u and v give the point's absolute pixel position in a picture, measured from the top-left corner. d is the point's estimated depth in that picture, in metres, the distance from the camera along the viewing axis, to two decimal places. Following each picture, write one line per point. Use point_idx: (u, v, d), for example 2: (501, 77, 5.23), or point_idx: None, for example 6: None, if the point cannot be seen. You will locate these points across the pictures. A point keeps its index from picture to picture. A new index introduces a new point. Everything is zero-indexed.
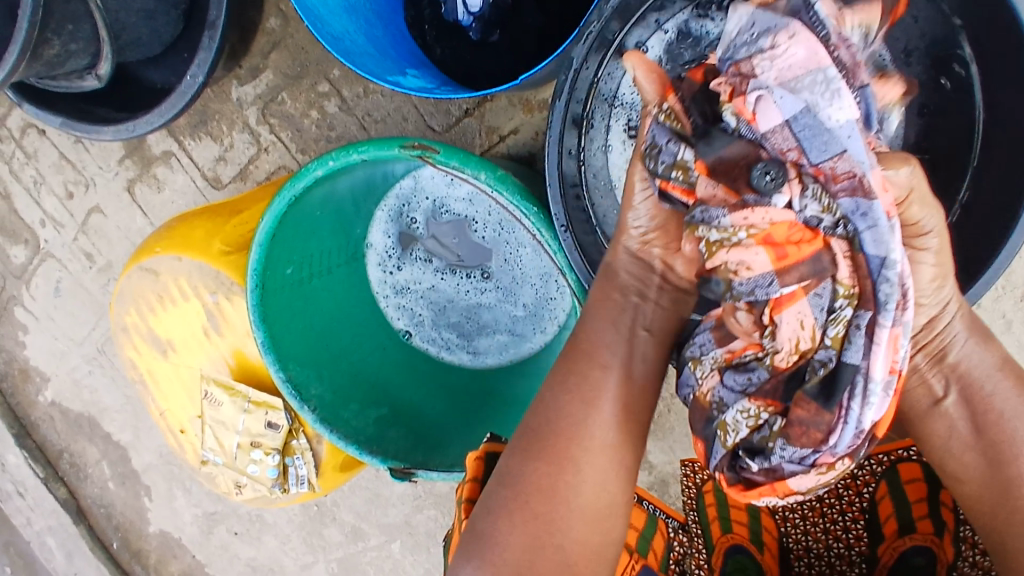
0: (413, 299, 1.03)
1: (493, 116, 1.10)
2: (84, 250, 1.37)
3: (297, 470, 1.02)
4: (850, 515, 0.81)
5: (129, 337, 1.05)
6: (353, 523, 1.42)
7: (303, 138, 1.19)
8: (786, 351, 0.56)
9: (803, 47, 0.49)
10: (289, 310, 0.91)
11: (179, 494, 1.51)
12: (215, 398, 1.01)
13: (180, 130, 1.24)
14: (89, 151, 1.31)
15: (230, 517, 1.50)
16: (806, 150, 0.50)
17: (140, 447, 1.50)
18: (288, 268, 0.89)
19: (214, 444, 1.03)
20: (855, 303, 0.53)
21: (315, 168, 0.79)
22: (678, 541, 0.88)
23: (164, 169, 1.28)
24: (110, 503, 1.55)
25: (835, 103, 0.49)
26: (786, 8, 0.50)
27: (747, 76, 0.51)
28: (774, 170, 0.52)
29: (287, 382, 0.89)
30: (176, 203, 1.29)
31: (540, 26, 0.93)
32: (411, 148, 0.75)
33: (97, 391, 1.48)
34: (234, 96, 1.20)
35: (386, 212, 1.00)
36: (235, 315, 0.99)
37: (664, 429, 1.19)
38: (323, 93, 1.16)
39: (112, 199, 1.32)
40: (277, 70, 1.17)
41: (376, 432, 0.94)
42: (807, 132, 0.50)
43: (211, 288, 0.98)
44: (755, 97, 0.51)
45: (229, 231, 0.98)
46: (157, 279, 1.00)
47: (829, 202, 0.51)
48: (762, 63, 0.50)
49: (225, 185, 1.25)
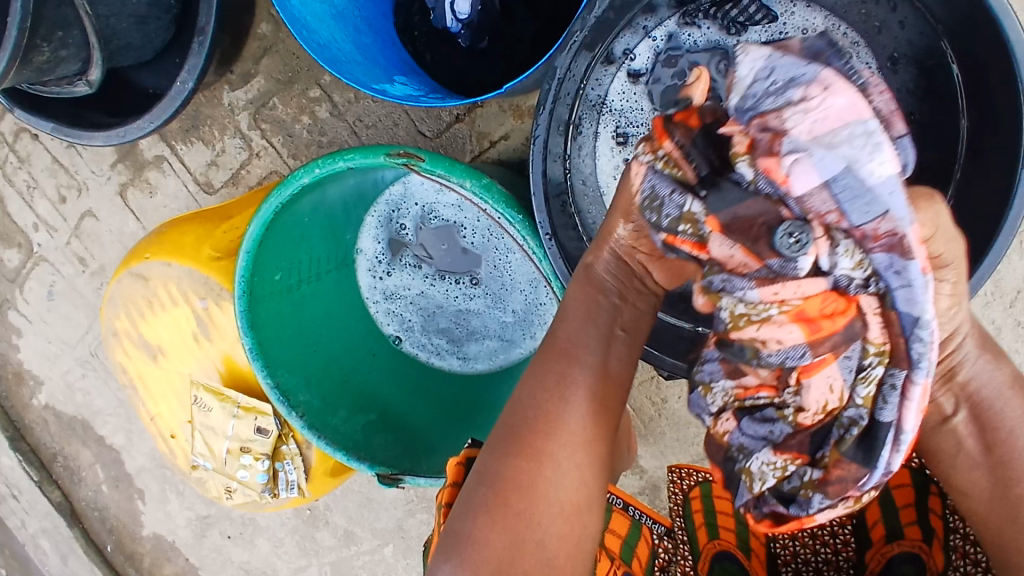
0: (403, 304, 1.03)
1: (483, 122, 1.10)
2: (77, 254, 1.37)
3: (287, 476, 1.02)
4: (837, 521, 0.80)
5: (120, 341, 1.05)
6: (345, 527, 1.42)
7: (295, 143, 1.19)
8: (813, 410, 0.49)
9: (839, 103, 0.43)
10: (278, 317, 0.91)
11: (172, 498, 1.51)
12: (205, 404, 1.01)
13: (172, 134, 1.24)
14: (81, 155, 1.31)
15: (223, 520, 1.50)
16: (844, 211, 0.42)
17: (133, 450, 1.50)
18: (277, 274, 0.90)
19: (204, 449, 1.03)
20: (888, 361, 0.46)
21: (302, 176, 0.79)
22: (663, 547, 0.86)
23: (156, 173, 1.28)
24: (104, 506, 1.56)
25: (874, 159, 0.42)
26: (803, 52, 0.46)
27: (775, 134, 0.44)
28: (799, 231, 0.44)
29: (275, 389, 0.89)
30: (168, 207, 1.29)
31: (529, 33, 0.93)
32: (397, 156, 0.75)
33: (90, 394, 1.48)
34: (226, 101, 1.20)
35: (376, 218, 1.00)
36: (224, 321, 0.99)
37: (654, 434, 1.19)
38: (314, 98, 1.16)
39: (105, 203, 1.32)
40: (269, 75, 1.17)
41: (364, 438, 0.95)
42: (846, 193, 0.42)
43: (201, 294, 0.98)
44: (788, 159, 0.43)
45: (218, 237, 0.98)
46: (146, 284, 1.00)
47: (861, 259, 0.43)
48: (793, 116, 0.43)
49: (216, 189, 1.25)
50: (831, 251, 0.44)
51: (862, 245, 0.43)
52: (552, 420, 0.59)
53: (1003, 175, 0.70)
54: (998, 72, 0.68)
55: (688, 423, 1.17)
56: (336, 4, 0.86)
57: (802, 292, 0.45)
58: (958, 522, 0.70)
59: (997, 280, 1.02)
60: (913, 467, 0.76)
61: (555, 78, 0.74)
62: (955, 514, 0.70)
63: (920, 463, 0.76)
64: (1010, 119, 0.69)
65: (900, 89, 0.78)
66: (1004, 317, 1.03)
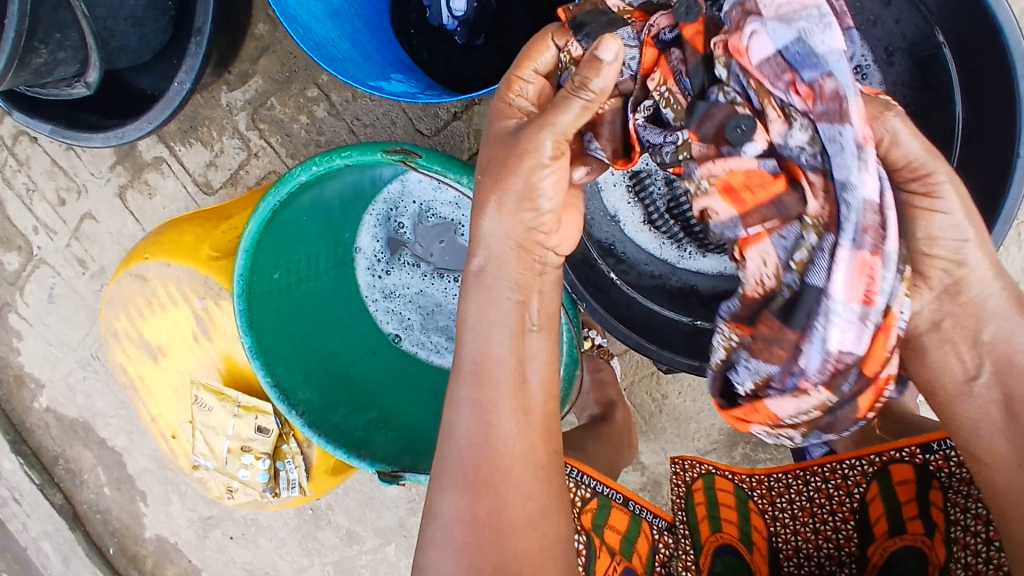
0: (401, 302, 1.03)
1: (481, 120, 1.10)
2: (77, 256, 1.38)
3: (288, 475, 1.02)
4: (840, 516, 0.80)
5: (119, 342, 1.06)
6: (347, 527, 1.42)
7: (293, 143, 1.19)
8: (752, 281, 0.63)
9: None
10: (276, 316, 0.91)
11: (174, 499, 1.51)
12: (206, 404, 1.01)
13: (171, 136, 1.24)
14: (80, 157, 1.31)
15: (224, 521, 1.50)
16: (799, 68, 0.55)
17: (135, 451, 1.51)
18: (276, 273, 0.90)
19: (205, 448, 1.03)
20: (822, 229, 0.58)
21: (299, 174, 0.79)
22: (664, 542, 0.85)
23: (155, 175, 1.28)
24: (106, 508, 1.56)
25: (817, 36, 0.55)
26: None
27: (749, 12, 0.57)
28: (745, 123, 0.57)
29: (275, 387, 0.89)
30: (167, 209, 1.29)
31: (525, 30, 0.93)
32: (394, 153, 0.75)
33: (92, 396, 1.48)
34: (224, 101, 1.20)
35: (374, 216, 1.00)
36: (224, 320, 0.99)
37: (655, 430, 1.19)
38: (311, 98, 1.16)
39: (104, 205, 1.33)
40: (266, 75, 1.17)
41: (364, 437, 0.94)
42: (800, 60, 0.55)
43: (200, 293, 0.98)
44: (749, 31, 0.56)
45: (218, 236, 0.98)
46: (145, 284, 1.00)
47: (810, 133, 0.56)
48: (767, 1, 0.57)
49: (215, 190, 1.25)
50: (795, 99, 0.56)
51: (811, 102, 0.55)
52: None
53: (999, 165, 0.70)
54: (993, 62, 0.69)
55: (689, 418, 1.17)
56: (332, 3, 0.87)
57: (730, 167, 0.59)
58: (959, 515, 0.70)
59: None
60: (917, 462, 0.76)
61: None
62: (957, 507, 0.71)
63: (923, 459, 0.76)
64: (1005, 108, 0.69)
65: (897, 81, 0.78)
66: None
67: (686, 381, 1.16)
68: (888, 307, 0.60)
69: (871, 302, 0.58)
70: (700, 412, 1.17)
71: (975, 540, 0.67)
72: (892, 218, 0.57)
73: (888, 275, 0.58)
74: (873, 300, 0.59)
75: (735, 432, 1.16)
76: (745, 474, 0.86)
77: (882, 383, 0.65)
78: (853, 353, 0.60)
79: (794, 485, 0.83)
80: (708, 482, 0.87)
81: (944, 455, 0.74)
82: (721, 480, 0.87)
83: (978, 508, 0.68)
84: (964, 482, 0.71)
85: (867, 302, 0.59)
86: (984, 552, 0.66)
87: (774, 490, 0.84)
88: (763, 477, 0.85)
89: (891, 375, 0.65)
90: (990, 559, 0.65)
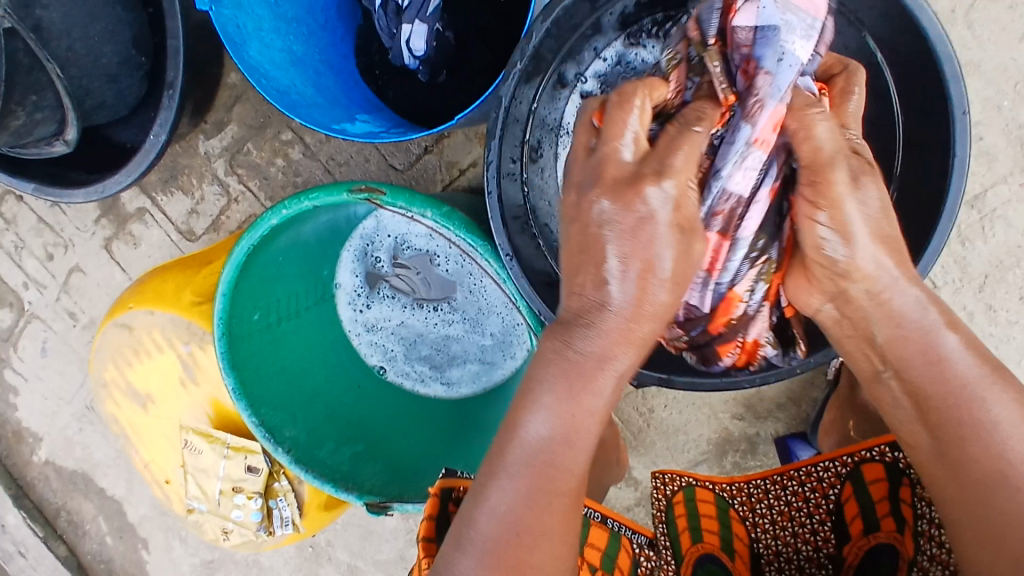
0: (384, 335, 1.05)
1: (452, 152, 1.13)
2: (68, 309, 1.40)
3: (281, 513, 1.03)
4: (818, 518, 0.82)
5: (109, 392, 1.07)
6: (349, 562, 1.43)
7: (271, 185, 1.22)
8: None
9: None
10: (258, 356, 0.93)
11: (176, 545, 1.52)
12: (195, 447, 1.02)
13: (152, 186, 1.27)
14: (66, 212, 1.34)
15: (227, 564, 1.50)
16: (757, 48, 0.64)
17: (135, 499, 1.51)
18: (255, 314, 0.92)
19: (197, 492, 1.04)
20: None
21: (270, 218, 0.81)
22: (645, 556, 0.87)
23: (139, 225, 1.31)
24: (110, 558, 1.56)
25: (793, 39, 0.63)
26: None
27: None
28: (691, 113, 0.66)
29: (260, 426, 0.90)
30: (153, 257, 1.31)
31: (486, 64, 0.97)
32: (359, 192, 0.77)
33: (89, 447, 1.50)
34: (202, 149, 1.23)
35: (352, 253, 1.03)
36: (209, 364, 1.01)
37: (645, 445, 1.20)
38: (286, 141, 1.19)
39: (91, 258, 1.35)
40: (241, 122, 1.20)
41: (351, 469, 0.96)
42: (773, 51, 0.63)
43: (184, 339, 1.00)
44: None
45: (199, 282, 1.00)
46: (131, 333, 1.02)
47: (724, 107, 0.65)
48: None
49: (199, 236, 1.28)
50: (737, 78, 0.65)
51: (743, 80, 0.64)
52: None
53: (939, 165, 0.72)
54: (925, 66, 0.71)
55: (677, 431, 1.18)
56: (295, 50, 0.90)
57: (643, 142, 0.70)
58: (925, 510, 0.71)
59: (964, 266, 1.04)
60: (887, 460, 0.77)
61: (501, 107, 0.75)
62: (923, 502, 0.71)
63: (892, 456, 0.76)
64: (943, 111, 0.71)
65: None
66: (975, 302, 1.04)
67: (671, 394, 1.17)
68: (732, 287, 0.71)
69: (713, 273, 0.70)
70: (687, 424, 1.18)
71: (937, 533, 0.68)
72: (756, 208, 0.67)
73: (738, 256, 0.69)
74: (716, 271, 0.70)
75: (723, 441, 1.17)
76: (725, 482, 0.88)
77: (748, 345, 0.77)
78: (697, 307, 0.73)
79: (772, 490, 0.85)
80: (689, 493, 0.88)
81: (912, 451, 0.75)
82: (703, 490, 0.88)
83: (942, 501, 0.69)
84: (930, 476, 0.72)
85: (711, 270, 0.70)
86: (948, 544, 0.67)
87: (753, 496, 0.86)
88: (742, 484, 0.87)
89: (755, 338, 0.76)
90: (952, 550, 0.66)
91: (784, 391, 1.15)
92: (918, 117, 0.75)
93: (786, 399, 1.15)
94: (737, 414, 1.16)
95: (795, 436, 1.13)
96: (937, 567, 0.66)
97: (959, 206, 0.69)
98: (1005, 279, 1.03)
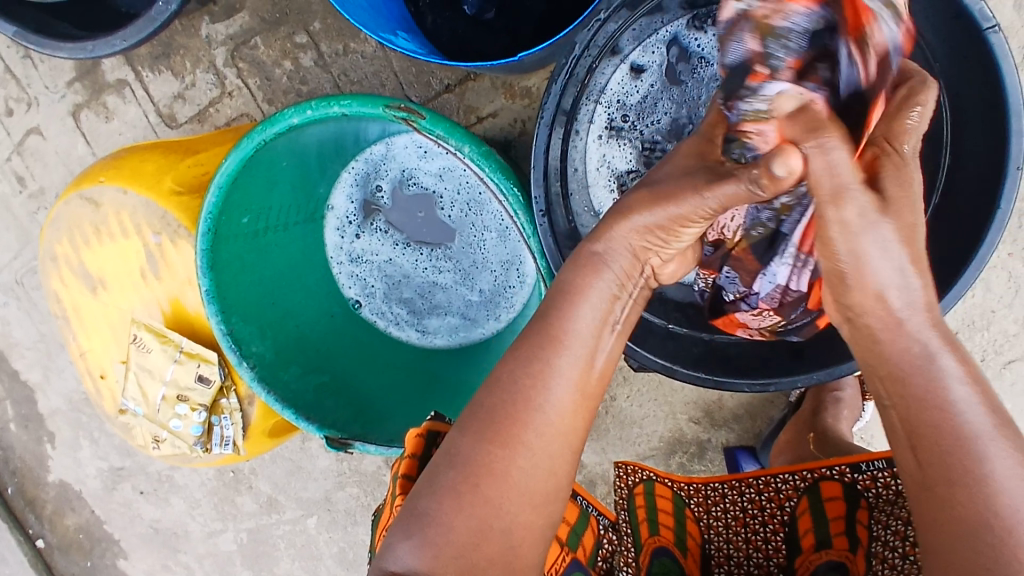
0: (368, 269, 1.00)
1: (474, 96, 1.07)
2: (16, 173, 1.28)
3: (222, 431, 0.97)
4: (771, 527, 0.81)
5: (56, 268, 0.99)
6: (268, 494, 1.37)
7: (272, 88, 1.13)
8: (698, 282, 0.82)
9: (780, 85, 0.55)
10: (239, 260, 0.88)
11: (85, 445, 1.43)
12: (144, 344, 0.94)
13: (140, 59, 1.17)
14: (37, 67, 1.22)
15: (137, 475, 1.42)
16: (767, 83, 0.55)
17: (49, 389, 1.41)
18: (244, 218, 0.87)
19: (136, 392, 0.96)
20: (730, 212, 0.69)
21: (292, 115, 0.77)
22: (607, 539, 0.85)
23: (115, 98, 1.20)
24: (8, 446, 1.46)
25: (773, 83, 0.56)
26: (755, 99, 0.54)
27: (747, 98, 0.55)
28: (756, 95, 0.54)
29: (228, 336, 0.85)
30: (124, 135, 1.21)
31: (539, 13, 0.92)
32: (397, 109, 0.74)
33: (10, 324, 1.38)
34: (204, 32, 1.14)
35: (353, 175, 0.97)
36: (178, 260, 0.93)
37: (598, 430, 1.19)
38: (299, 44, 1.11)
39: (54, 123, 1.24)
40: (254, 12, 1.11)
41: (315, 399, 0.92)
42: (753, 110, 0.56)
43: (156, 228, 0.92)
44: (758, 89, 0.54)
45: (182, 170, 0.93)
46: (96, 210, 0.94)
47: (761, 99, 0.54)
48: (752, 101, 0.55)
49: (180, 124, 1.18)
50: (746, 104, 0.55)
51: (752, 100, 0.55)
52: (553, 399, 0.58)
53: (978, 214, 0.73)
54: (995, 114, 0.71)
55: (633, 423, 1.17)
56: None
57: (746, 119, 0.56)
58: (882, 532, 0.71)
59: None
60: (846, 480, 0.78)
61: (572, 53, 0.74)
62: (880, 525, 0.72)
63: (852, 477, 0.78)
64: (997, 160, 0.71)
65: None
66: None
67: (636, 384, 1.16)
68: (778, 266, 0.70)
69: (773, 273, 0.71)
70: (644, 418, 1.17)
71: (892, 554, 0.68)
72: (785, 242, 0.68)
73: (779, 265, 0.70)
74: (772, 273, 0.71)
75: (675, 441, 1.17)
76: (683, 482, 0.87)
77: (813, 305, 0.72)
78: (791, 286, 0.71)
79: (729, 496, 0.84)
80: (649, 487, 0.86)
81: (872, 475, 0.76)
82: (662, 486, 0.87)
83: (900, 526, 0.70)
84: (893, 501, 0.73)
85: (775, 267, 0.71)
86: (900, 566, 0.67)
87: (709, 499, 0.86)
88: (699, 485, 0.87)
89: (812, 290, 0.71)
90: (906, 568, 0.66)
91: (745, 404, 1.15)
92: (964, 160, 0.76)
93: (743, 411, 1.15)
94: (694, 417, 1.16)
95: (743, 449, 1.13)
96: (891, 563, 0.68)
97: (989, 257, 0.70)
98: (972, 339, 1.06)
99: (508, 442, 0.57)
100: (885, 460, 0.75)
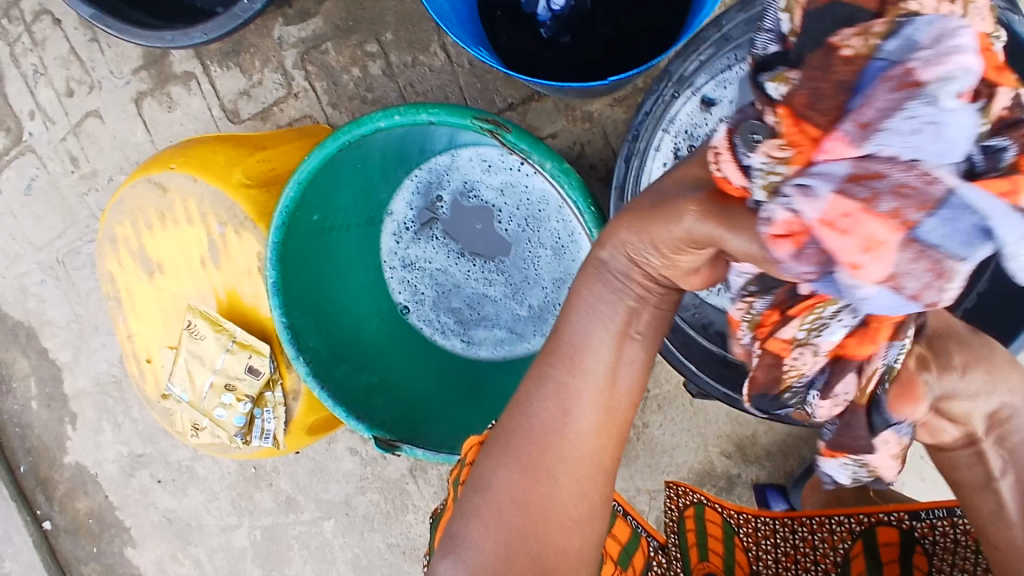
0: (419, 276, 1.01)
1: (536, 116, 1.10)
2: (71, 153, 1.30)
3: (263, 424, 0.97)
4: (822, 567, 0.82)
5: (114, 249, 1.00)
6: (288, 493, 1.37)
7: (338, 93, 1.16)
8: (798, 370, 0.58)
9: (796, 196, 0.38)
10: (303, 256, 0.90)
11: (107, 428, 1.43)
12: (197, 331, 0.95)
13: (208, 54, 1.20)
14: (104, 52, 1.25)
15: (156, 463, 1.42)
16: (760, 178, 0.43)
17: (77, 369, 1.42)
18: (314, 215, 0.89)
19: (183, 379, 0.97)
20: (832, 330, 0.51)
21: (379, 120, 0.79)
22: (657, 561, 0.86)
23: (180, 89, 1.23)
24: (29, 423, 1.46)
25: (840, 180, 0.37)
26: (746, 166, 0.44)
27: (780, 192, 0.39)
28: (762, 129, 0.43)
29: (287, 329, 0.86)
30: (184, 127, 1.24)
31: (612, 41, 0.94)
32: (484, 121, 0.76)
33: (45, 301, 1.39)
34: (276, 34, 1.16)
35: (414, 183, 0.98)
36: (239, 252, 0.95)
37: (628, 456, 1.19)
38: (369, 53, 1.13)
39: (115, 107, 1.26)
40: (328, 18, 1.14)
41: (363, 399, 0.93)
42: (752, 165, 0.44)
43: (222, 218, 0.94)
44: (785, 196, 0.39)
45: (251, 164, 0.95)
46: (163, 195, 0.95)
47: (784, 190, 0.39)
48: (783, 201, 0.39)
49: (242, 120, 1.21)
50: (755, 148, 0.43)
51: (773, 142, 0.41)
52: (618, 413, 0.60)
53: None
54: None
55: (663, 451, 1.18)
56: None
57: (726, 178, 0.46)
58: None
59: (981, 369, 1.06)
60: (903, 527, 0.79)
61: None
62: (942, 573, 0.72)
63: (910, 525, 0.78)
64: None
65: None
66: None
67: (670, 413, 1.16)
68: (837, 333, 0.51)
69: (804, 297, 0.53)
70: (675, 448, 1.17)
71: None
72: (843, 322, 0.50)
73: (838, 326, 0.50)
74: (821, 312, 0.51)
75: (704, 473, 1.17)
76: (734, 510, 0.89)
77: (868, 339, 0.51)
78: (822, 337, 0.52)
79: (780, 531, 0.86)
80: (699, 511, 0.90)
81: (930, 524, 0.77)
82: (711, 510, 0.90)
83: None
84: (953, 549, 0.73)
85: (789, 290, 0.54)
86: None
87: (760, 531, 0.87)
88: (750, 516, 0.89)
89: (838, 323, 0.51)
90: None
91: (778, 441, 1.15)
92: None
93: (776, 448, 1.15)
94: (726, 451, 1.16)
95: (773, 487, 1.13)
96: None
97: None
98: None
99: (573, 455, 0.59)
100: (945, 508, 0.77)
